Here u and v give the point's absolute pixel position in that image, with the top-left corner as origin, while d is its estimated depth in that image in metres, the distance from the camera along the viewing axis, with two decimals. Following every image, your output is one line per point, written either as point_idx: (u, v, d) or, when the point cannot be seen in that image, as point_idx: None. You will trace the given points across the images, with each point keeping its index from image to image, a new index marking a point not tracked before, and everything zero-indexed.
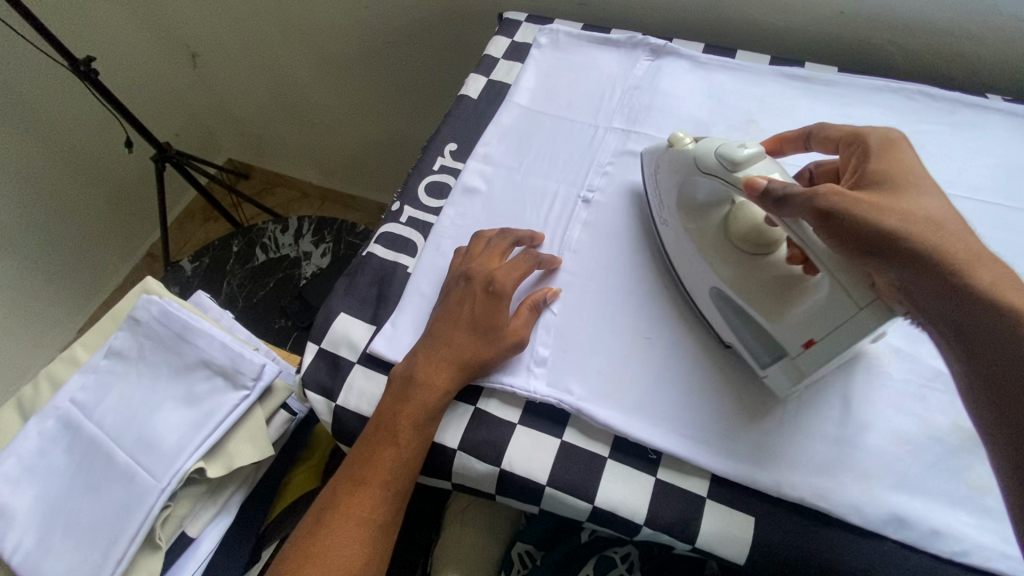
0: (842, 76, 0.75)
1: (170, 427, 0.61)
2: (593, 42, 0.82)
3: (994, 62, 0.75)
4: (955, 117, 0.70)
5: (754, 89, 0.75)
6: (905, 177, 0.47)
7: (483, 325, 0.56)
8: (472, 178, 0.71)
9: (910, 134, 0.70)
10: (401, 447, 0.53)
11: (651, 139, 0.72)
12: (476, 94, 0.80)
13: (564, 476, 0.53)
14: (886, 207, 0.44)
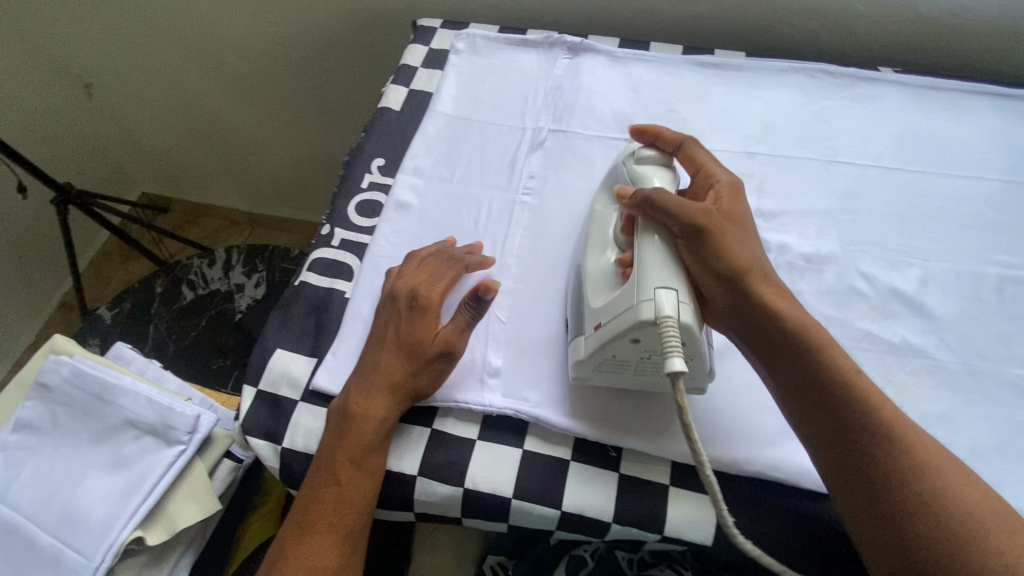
0: (750, 61, 0.77)
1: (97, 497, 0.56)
2: (512, 44, 0.81)
3: (881, 36, 0.80)
4: (855, 89, 0.75)
5: (671, 79, 0.77)
6: (735, 218, 0.53)
7: (414, 347, 0.53)
8: (405, 193, 0.68)
9: (817, 109, 0.73)
10: (337, 497, 0.50)
11: (579, 137, 0.72)
12: (397, 106, 0.76)
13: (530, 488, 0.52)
14: (726, 249, 0.50)
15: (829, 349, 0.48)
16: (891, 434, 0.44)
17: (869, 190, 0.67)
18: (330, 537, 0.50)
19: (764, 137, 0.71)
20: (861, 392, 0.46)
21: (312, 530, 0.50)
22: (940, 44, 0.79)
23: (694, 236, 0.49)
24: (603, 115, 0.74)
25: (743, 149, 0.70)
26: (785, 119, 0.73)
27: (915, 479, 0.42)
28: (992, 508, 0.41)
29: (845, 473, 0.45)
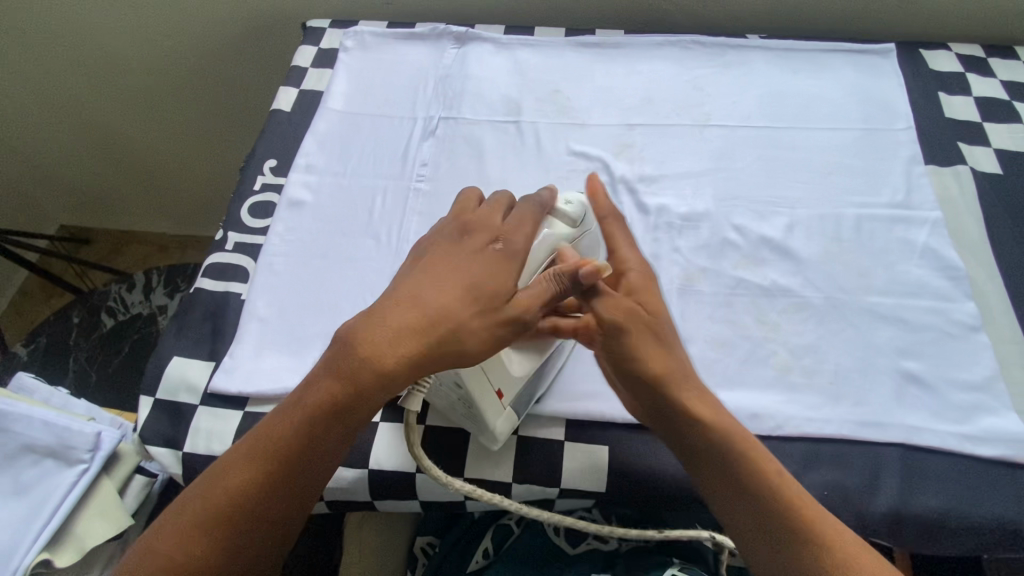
0: (628, 38, 0.88)
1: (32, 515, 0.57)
2: (400, 38, 0.89)
3: (734, 12, 0.94)
4: (725, 57, 0.87)
5: (555, 60, 0.87)
6: (487, 248, 0.53)
7: (476, 296, 0.50)
8: (325, 191, 0.75)
9: (692, 79, 0.84)
10: (208, 498, 0.49)
11: (468, 122, 0.80)
12: (290, 108, 0.84)
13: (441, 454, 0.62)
14: (475, 278, 0.51)
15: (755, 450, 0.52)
16: (749, 482, 0.51)
17: (741, 148, 0.79)
18: (201, 536, 0.48)
19: (646, 109, 0.82)
20: (670, 385, 0.53)
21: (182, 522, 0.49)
22: (790, 9, 0.93)
23: (453, 265, 0.51)
24: (504, 100, 0.82)
25: (628, 124, 0.81)
26: (664, 92, 0.83)
27: (753, 489, 0.51)
28: (851, 547, 0.49)
29: (674, 446, 0.55)
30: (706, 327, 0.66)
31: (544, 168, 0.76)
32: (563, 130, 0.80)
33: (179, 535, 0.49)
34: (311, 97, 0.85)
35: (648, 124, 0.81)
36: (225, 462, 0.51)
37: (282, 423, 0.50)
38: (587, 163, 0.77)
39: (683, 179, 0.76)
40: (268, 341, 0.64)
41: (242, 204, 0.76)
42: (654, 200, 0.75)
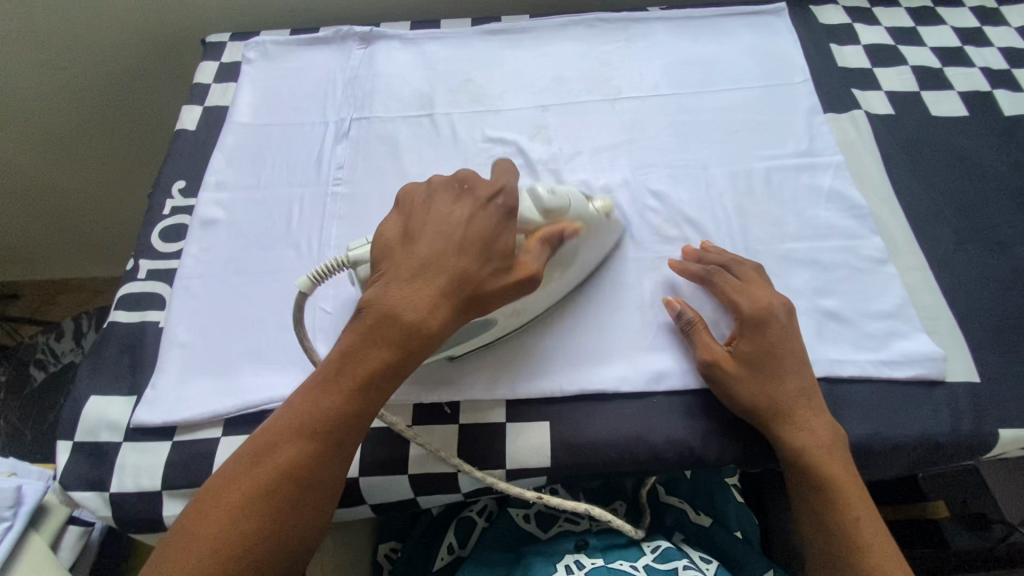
0: (916, 70, 0.76)
1: (245, 353, 0.59)
2: (656, 20, 0.82)
3: None
4: (1013, 70, 0.76)
5: (827, 77, 0.75)
6: (790, 355, 0.53)
7: (791, 370, 0.53)
8: (563, 124, 0.74)
9: (974, 84, 0.75)
10: (435, 249, 0.47)
11: (721, 127, 0.72)
12: (530, 66, 0.79)
13: (645, 428, 0.55)
14: (771, 387, 0.52)
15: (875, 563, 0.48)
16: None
17: None
18: (434, 311, 0.45)
19: (919, 107, 0.73)
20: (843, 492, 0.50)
21: (393, 272, 0.46)
22: None
23: (749, 362, 0.53)
24: (760, 69, 0.76)
25: (897, 116, 0.72)
26: (941, 94, 0.74)
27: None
28: None
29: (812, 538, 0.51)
30: (976, 364, 0.56)
31: (798, 198, 0.66)
32: (823, 112, 0.72)
33: (408, 299, 0.45)
34: (551, 26, 0.83)
35: (920, 123, 0.71)
36: (450, 224, 0.48)
37: (529, 261, 0.49)
38: (846, 151, 0.69)
39: (960, 191, 0.66)
40: None
41: (476, 114, 0.75)
42: (923, 209, 0.65)
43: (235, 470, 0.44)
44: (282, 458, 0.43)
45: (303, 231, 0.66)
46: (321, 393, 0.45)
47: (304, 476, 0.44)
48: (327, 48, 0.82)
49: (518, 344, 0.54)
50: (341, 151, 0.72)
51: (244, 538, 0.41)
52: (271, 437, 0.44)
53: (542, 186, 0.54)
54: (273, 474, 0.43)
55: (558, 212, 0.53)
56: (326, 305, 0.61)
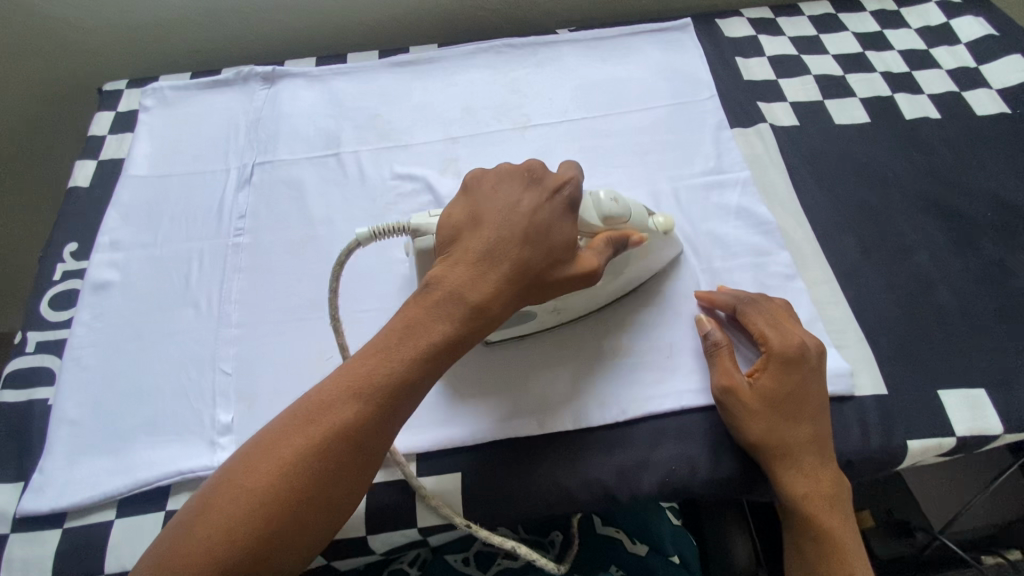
0: (815, 79, 0.77)
1: (141, 426, 0.56)
2: (563, 42, 0.82)
3: (948, 59, 0.79)
4: (911, 72, 0.78)
5: (731, 92, 0.76)
6: (810, 398, 0.51)
7: (804, 405, 0.51)
8: (473, 155, 0.72)
9: (876, 89, 0.76)
10: (501, 230, 0.48)
11: (629, 150, 0.71)
12: (438, 95, 0.78)
13: (557, 469, 0.54)
14: (787, 427, 0.51)
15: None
16: None
17: (952, 226, 0.65)
18: (494, 290, 0.46)
19: (822, 116, 0.73)
20: (826, 522, 0.50)
21: (460, 252, 0.47)
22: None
23: (768, 398, 0.51)
24: (668, 87, 0.76)
25: (801, 127, 0.73)
26: (843, 101, 0.75)
27: None
28: None
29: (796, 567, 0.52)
30: (883, 375, 0.56)
31: (706, 216, 0.66)
32: (730, 127, 0.72)
33: (471, 277, 0.46)
34: (460, 54, 0.81)
35: (824, 133, 0.72)
36: (518, 207, 0.49)
37: (590, 259, 0.50)
38: (753, 165, 0.69)
39: (864, 199, 0.67)
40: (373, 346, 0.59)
41: (384, 150, 0.73)
42: (829, 220, 0.65)
43: (287, 430, 0.42)
44: (337, 420, 0.42)
45: (203, 288, 0.63)
46: (383, 359, 0.44)
47: (361, 438, 0.42)
48: (230, 90, 0.79)
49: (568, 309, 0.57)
50: (243, 199, 0.69)
51: (316, 478, 0.41)
52: (326, 398, 0.43)
53: (604, 192, 0.54)
54: (328, 436, 0.42)
55: (620, 221, 0.53)
56: (227, 366, 0.59)
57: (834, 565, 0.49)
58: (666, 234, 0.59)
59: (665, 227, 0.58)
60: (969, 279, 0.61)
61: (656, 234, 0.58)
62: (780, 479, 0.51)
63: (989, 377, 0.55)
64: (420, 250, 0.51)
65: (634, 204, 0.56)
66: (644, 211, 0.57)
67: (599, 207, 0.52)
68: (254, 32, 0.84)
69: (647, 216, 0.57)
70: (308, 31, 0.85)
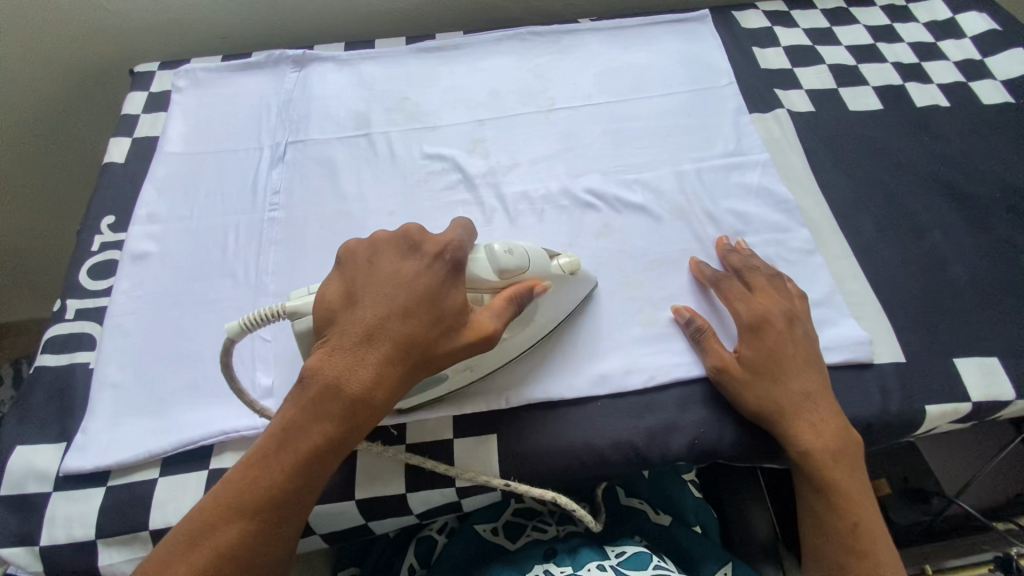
0: (830, 68, 0.80)
1: (181, 389, 0.57)
2: (585, 30, 0.85)
3: (955, 50, 0.83)
4: (920, 63, 0.81)
5: (749, 79, 0.78)
6: (792, 358, 0.54)
7: (790, 370, 0.54)
8: (500, 137, 0.74)
9: (887, 78, 0.79)
10: (375, 311, 0.46)
11: (651, 133, 0.74)
12: (464, 80, 0.80)
13: (589, 430, 0.56)
14: (778, 388, 0.53)
15: (865, 532, 0.50)
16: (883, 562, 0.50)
17: (963, 206, 0.67)
18: (373, 380, 0.44)
19: (837, 103, 0.76)
20: (837, 469, 0.51)
21: (334, 342, 0.45)
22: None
23: (752, 366, 0.54)
24: (688, 75, 0.79)
25: (817, 113, 0.75)
26: (857, 89, 0.78)
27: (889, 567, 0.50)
28: None
29: (807, 517, 0.53)
30: (901, 343, 0.58)
31: (727, 196, 0.68)
32: (748, 113, 0.75)
33: (348, 370, 0.44)
34: (484, 41, 0.84)
35: (839, 118, 0.75)
36: (393, 283, 0.47)
37: (483, 321, 0.48)
38: (772, 149, 0.72)
39: (878, 180, 0.69)
40: None
41: (413, 132, 0.75)
42: (845, 200, 0.68)
43: (171, 554, 0.41)
44: (218, 543, 0.41)
45: (239, 260, 0.65)
46: (264, 467, 0.43)
47: (245, 559, 0.41)
48: (260, 72, 0.81)
49: (484, 363, 0.54)
50: (276, 176, 0.71)
51: None
52: (206, 517, 0.42)
53: (499, 243, 0.52)
54: (210, 561, 0.40)
55: (518, 273, 0.51)
56: (265, 332, 0.60)
57: (842, 507, 0.51)
58: (574, 272, 0.56)
59: (571, 268, 0.56)
60: (981, 255, 0.64)
61: (563, 275, 0.56)
62: (792, 431, 0.52)
63: (1001, 345, 0.58)
64: (299, 331, 0.49)
65: (534, 250, 0.54)
66: (546, 256, 0.54)
67: (495, 262, 0.50)
68: (284, 18, 0.87)
69: (550, 259, 0.55)
70: (336, 16, 0.87)
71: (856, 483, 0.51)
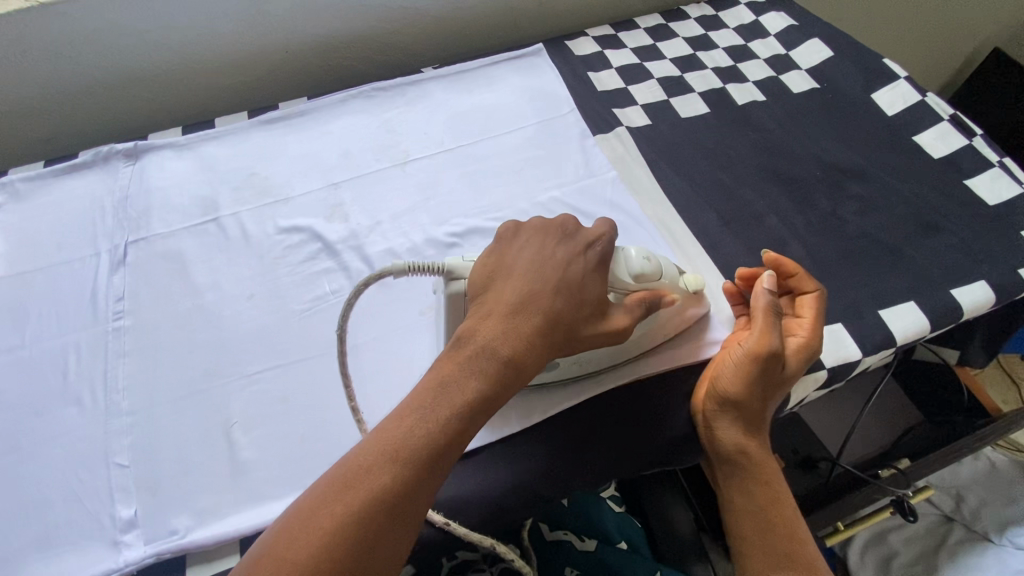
0: (658, 82, 0.86)
1: (27, 545, 0.51)
2: (428, 78, 0.86)
3: (763, 48, 0.92)
4: (735, 65, 0.89)
5: (589, 103, 0.83)
6: (790, 376, 0.55)
7: (783, 380, 0.55)
8: (357, 198, 0.73)
9: (710, 83, 0.86)
10: (533, 283, 0.48)
11: (505, 169, 0.76)
12: (314, 144, 0.79)
13: (482, 492, 0.54)
14: (762, 386, 0.54)
15: (781, 515, 0.54)
16: (797, 549, 0.52)
17: (790, 189, 0.74)
18: (527, 346, 0.46)
19: (669, 113, 0.82)
20: (761, 457, 0.55)
21: (493, 306, 0.47)
22: (820, 41, 0.90)
23: (771, 365, 0.53)
24: (533, 107, 0.82)
25: (652, 125, 0.80)
26: (685, 97, 0.84)
27: (801, 554, 0.52)
28: None
29: (739, 500, 0.55)
30: None
31: (584, 218, 0.70)
32: (592, 135, 0.78)
33: (506, 332, 0.46)
34: (329, 103, 0.83)
35: (673, 127, 0.80)
36: (548, 262, 0.49)
37: (620, 316, 0.50)
38: (618, 165, 0.75)
39: (716, 179, 0.75)
40: (276, 400, 0.57)
41: (266, 207, 0.73)
42: (690, 202, 0.72)
43: (323, 493, 0.38)
44: (371, 490, 0.38)
45: (85, 382, 0.59)
46: (418, 421, 0.42)
47: (394, 513, 0.38)
48: (90, 172, 0.76)
49: (595, 360, 0.55)
50: (119, 281, 0.66)
51: (345, 553, 0.36)
52: (360, 463, 0.40)
53: (638, 249, 0.54)
54: (361, 507, 0.38)
55: (653, 279, 0.54)
56: (121, 458, 0.55)
57: (765, 491, 0.54)
58: (695, 294, 0.58)
59: (695, 287, 0.58)
60: (812, 231, 0.70)
61: (687, 295, 0.57)
62: (741, 420, 0.54)
63: (843, 311, 0.63)
64: (452, 293, 0.50)
65: (666, 262, 0.56)
66: (676, 270, 0.56)
67: (629, 266, 0.52)
68: (111, 111, 0.82)
69: (678, 274, 0.57)
70: (169, 101, 0.84)
71: (773, 472, 0.55)
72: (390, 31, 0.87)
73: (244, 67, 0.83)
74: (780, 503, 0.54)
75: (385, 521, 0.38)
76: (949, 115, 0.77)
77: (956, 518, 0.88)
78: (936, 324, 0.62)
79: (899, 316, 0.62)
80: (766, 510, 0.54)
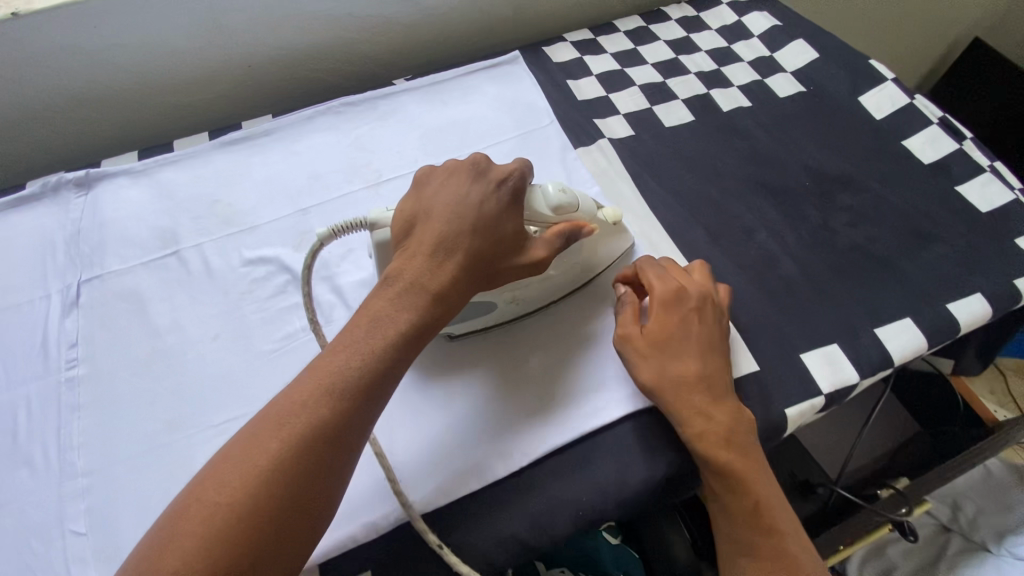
0: (640, 90, 0.83)
1: None
2: (400, 90, 0.82)
3: (746, 51, 0.89)
4: (718, 69, 0.86)
5: (570, 114, 0.79)
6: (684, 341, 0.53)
7: (675, 348, 0.53)
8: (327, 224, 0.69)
9: (693, 89, 0.83)
10: (450, 221, 0.48)
11: None
12: (281, 165, 0.74)
13: (460, 469, 0.52)
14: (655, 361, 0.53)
15: (746, 505, 0.49)
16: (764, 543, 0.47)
17: (779, 201, 0.71)
18: (450, 280, 0.46)
19: (652, 122, 0.79)
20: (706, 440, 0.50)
21: (413, 248, 0.47)
22: (804, 41, 0.87)
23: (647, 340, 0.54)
24: (511, 119, 0.78)
25: (635, 135, 0.77)
26: (668, 105, 0.81)
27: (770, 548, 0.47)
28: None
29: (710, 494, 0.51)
30: (753, 351, 0.59)
31: None
32: (574, 148, 0.75)
33: (428, 270, 0.45)
34: (296, 120, 0.78)
35: (656, 137, 0.77)
36: (463, 199, 0.48)
37: (541, 247, 0.50)
38: (601, 180, 0.72)
39: (703, 192, 0.72)
40: None
41: (230, 237, 0.68)
42: (677, 217, 0.69)
43: (256, 435, 0.39)
44: (304, 423, 0.39)
45: (37, 440, 0.55)
46: (343, 357, 0.42)
47: (332, 443, 0.39)
48: (38, 205, 0.71)
49: (524, 296, 0.58)
50: (72, 325, 0.61)
51: (286, 483, 0.37)
52: (289, 403, 0.40)
53: (554, 184, 0.53)
54: (295, 442, 0.38)
55: (571, 211, 0.53)
56: (77, 525, 0.50)
57: (727, 480, 0.49)
58: (615, 224, 0.60)
59: (614, 218, 0.59)
60: (804, 246, 0.67)
61: (606, 225, 0.59)
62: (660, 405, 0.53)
63: (838, 331, 0.61)
64: (378, 241, 0.50)
65: (585, 196, 0.56)
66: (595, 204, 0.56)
67: (547, 199, 0.52)
68: (60, 137, 0.77)
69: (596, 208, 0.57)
70: (123, 123, 0.79)
71: (731, 451, 0.50)
72: (357, 41, 0.82)
73: (201, 84, 0.78)
74: (740, 492, 0.49)
75: (322, 450, 0.39)
76: (938, 118, 0.76)
77: (954, 528, 0.89)
78: (932, 341, 0.60)
79: (895, 334, 0.60)
80: (735, 503, 0.49)
